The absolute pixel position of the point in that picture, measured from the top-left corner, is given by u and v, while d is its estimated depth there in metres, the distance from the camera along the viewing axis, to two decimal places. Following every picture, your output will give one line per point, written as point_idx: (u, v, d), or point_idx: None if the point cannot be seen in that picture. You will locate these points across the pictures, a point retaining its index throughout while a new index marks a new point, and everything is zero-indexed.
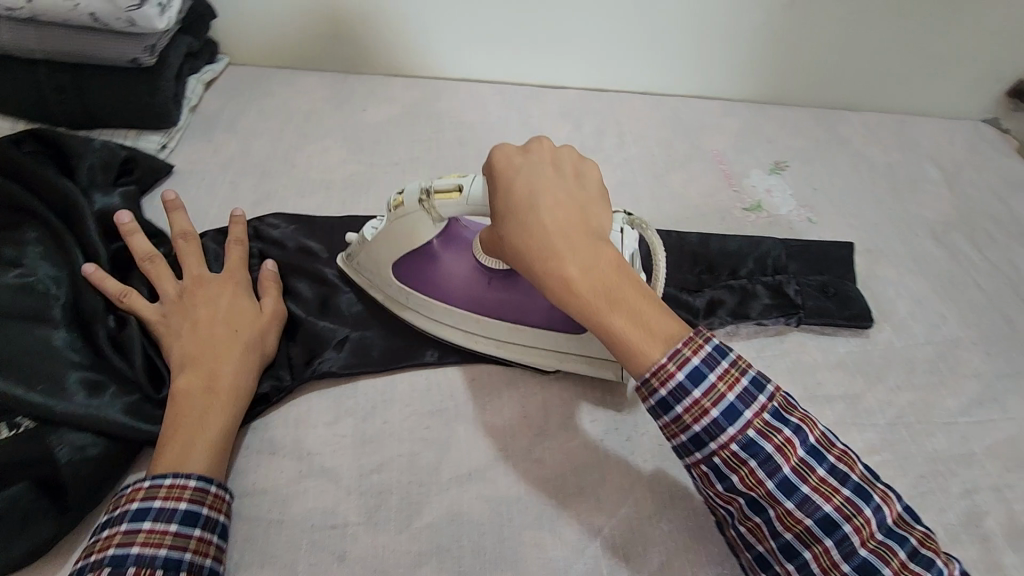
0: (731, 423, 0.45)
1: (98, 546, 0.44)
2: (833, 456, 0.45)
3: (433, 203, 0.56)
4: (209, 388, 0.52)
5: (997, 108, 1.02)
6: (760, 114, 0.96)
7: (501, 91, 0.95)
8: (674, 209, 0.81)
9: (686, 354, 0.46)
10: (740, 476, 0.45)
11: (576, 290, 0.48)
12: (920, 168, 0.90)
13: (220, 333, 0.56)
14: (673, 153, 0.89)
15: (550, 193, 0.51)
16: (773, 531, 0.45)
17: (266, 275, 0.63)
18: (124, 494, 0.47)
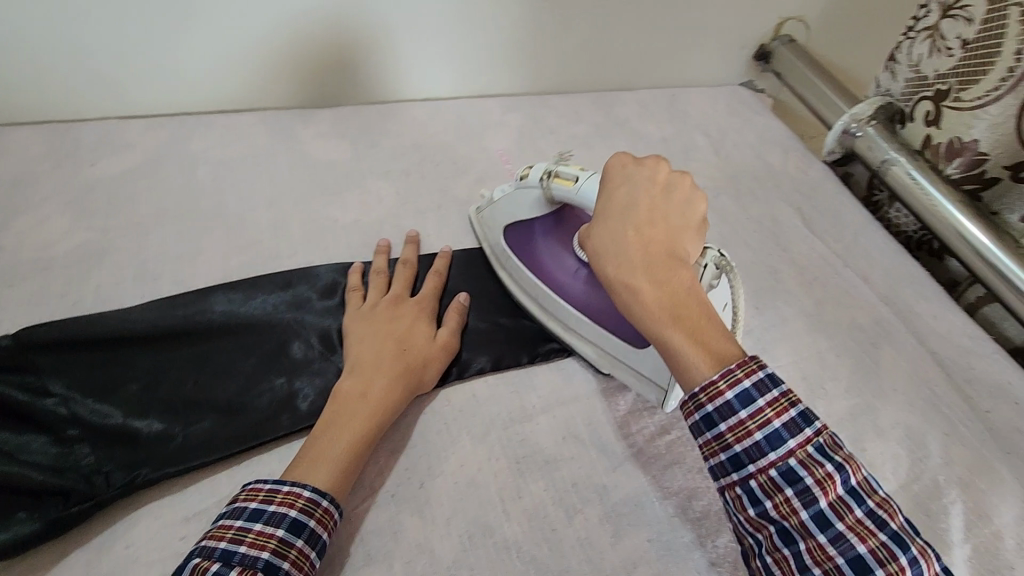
0: (772, 448, 0.43)
1: (249, 540, 0.44)
2: (876, 502, 0.42)
3: (551, 183, 0.63)
4: (364, 401, 0.53)
5: (748, 71, 1.11)
6: (541, 104, 0.97)
7: (264, 118, 0.86)
8: (459, 220, 0.78)
9: (738, 375, 0.44)
10: (774, 502, 0.43)
11: (641, 300, 0.48)
12: (690, 139, 0.96)
13: (392, 349, 0.57)
14: (457, 157, 0.86)
15: (649, 207, 0.54)
16: (801, 566, 0.42)
17: (456, 306, 0.64)
18: (281, 493, 0.46)
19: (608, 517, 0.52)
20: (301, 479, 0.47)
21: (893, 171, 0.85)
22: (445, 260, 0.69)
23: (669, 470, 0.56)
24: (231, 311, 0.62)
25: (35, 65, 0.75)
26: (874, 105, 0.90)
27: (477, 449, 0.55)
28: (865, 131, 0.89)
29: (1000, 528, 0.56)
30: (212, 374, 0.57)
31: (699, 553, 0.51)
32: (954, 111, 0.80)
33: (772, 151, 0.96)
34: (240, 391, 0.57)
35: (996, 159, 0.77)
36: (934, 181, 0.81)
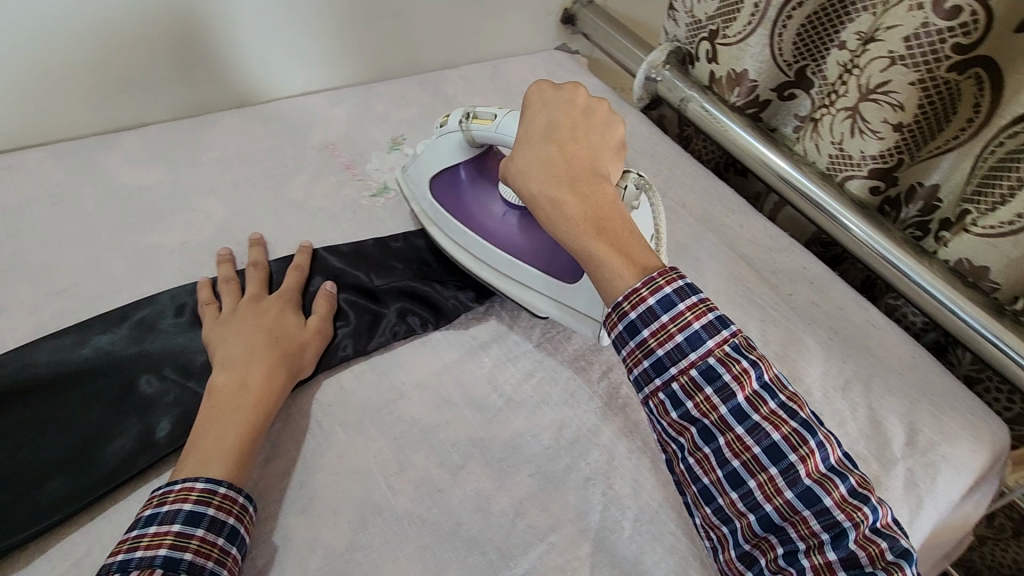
0: (693, 349, 0.48)
1: (146, 542, 0.44)
2: (786, 396, 0.48)
3: (470, 125, 0.65)
4: (243, 393, 0.53)
5: (559, 35, 1.19)
6: (365, 93, 0.96)
7: (55, 152, 0.77)
8: (297, 220, 0.75)
9: (660, 283, 0.49)
10: (696, 402, 0.48)
11: (568, 215, 0.53)
12: (516, 106, 1.01)
13: (264, 340, 0.57)
14: (286, 159, 0.83)
15: (569, 127, 0.58)
16: (720, 460, 0.48)
17: (324, 294, 0.64)
18: (173, 492, 0.47)
19: (490, 465, 0.56)
20: (193, 474, 0.48)
21: (690, 106, 0.96)
22: (305, 254, 0.68)
23: (539, 409, 0.60)
24: (60, 360, 0.56)
25: None
26: (665, 50, 1.01)
27: (351, 440, 0.56)
28: (662, 75, 1.00)
29: (809, 385, 0.67)
30: (49, 434, 0.52)
31: (576, 473, 0.56)
32: (725, 47, 0.91)
33: None
34: (84, 442, 0.52)
35: (764, 84, 0.90)
36: (723, 110, 0.93)
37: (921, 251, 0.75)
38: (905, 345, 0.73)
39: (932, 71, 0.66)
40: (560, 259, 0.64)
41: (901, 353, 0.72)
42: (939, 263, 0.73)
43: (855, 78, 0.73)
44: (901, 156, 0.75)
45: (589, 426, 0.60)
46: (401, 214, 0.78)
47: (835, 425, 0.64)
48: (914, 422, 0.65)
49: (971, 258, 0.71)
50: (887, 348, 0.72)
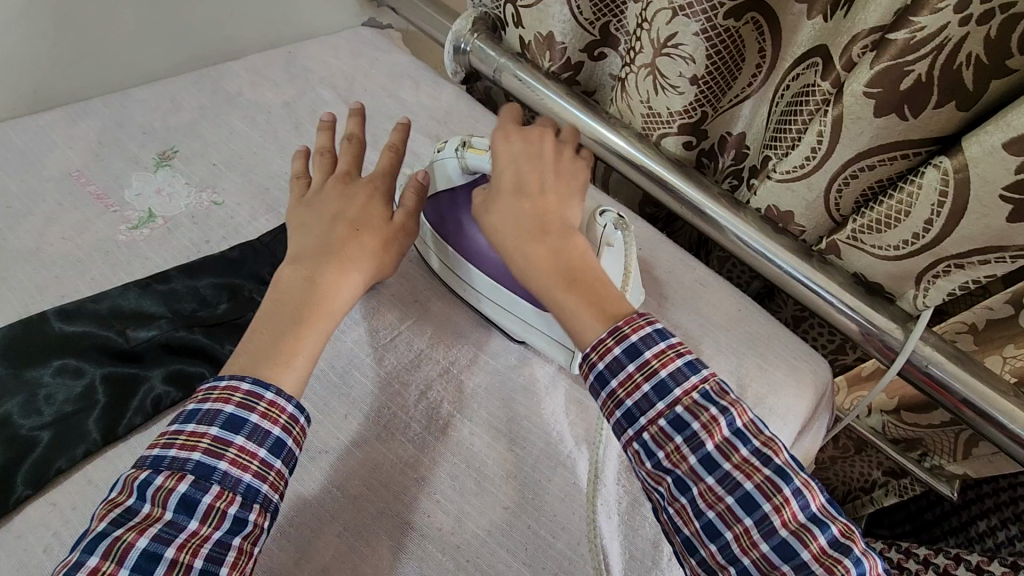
0: (661, 399, 0.44)
1: (182, 441, 0.42)
2: (761, 441, 0.43)
3: (465, 153, 0.60)
4: (312, 290, 0.51)
5: (363, 9, 1.07)
6: (122, 102, 0.80)
7: None
8: (29, 275, 0.61)
9: (625, 332, 0.46)
10: (667, 453, 0.44)
11: (537, 268, 0.51)
12: (316, 95, 0.89)
13: (346, 233, 0.55)
14: (16, 200, 0.67)
15: (539, 178, 0.56)
16: (696, 512, 0.43)
17: (415, 184, 0.60)
18: (219, 387, 0.44)
19: (288, 535, 0.49)
20: (241, 371, 0.46)
21: (505, 76, 0.90)
22: (401, 131, 0.63)
23: (347, 453, 0.53)
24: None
25: None
26: (471, 19, 0.92)
27: None
28: (472, 44, 0.92)
29: None
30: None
31: (388, 516, 0.50)
32: (528, 10, 0.84)
33: (403, 86, 0.94)
34: None
35: (572, 45, 0.85)
36: (537, 78, 0.87)
37: (736, 203, 0.74)
38: (732, 299, 0.72)
39: (711, 19, 0.63)
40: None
41: (729, 308, 0.71)
42: (751, 212, 0.72)
43: (647, 33, 0.69)
44: (704, 109, 0.73)
45: (405, 460, 0.53)
46: (170, 247, 0.66)
47: None
48: (743, 378, 0.65)
49: (776, 205, 0.70)
50: (717, 305, 0.71)
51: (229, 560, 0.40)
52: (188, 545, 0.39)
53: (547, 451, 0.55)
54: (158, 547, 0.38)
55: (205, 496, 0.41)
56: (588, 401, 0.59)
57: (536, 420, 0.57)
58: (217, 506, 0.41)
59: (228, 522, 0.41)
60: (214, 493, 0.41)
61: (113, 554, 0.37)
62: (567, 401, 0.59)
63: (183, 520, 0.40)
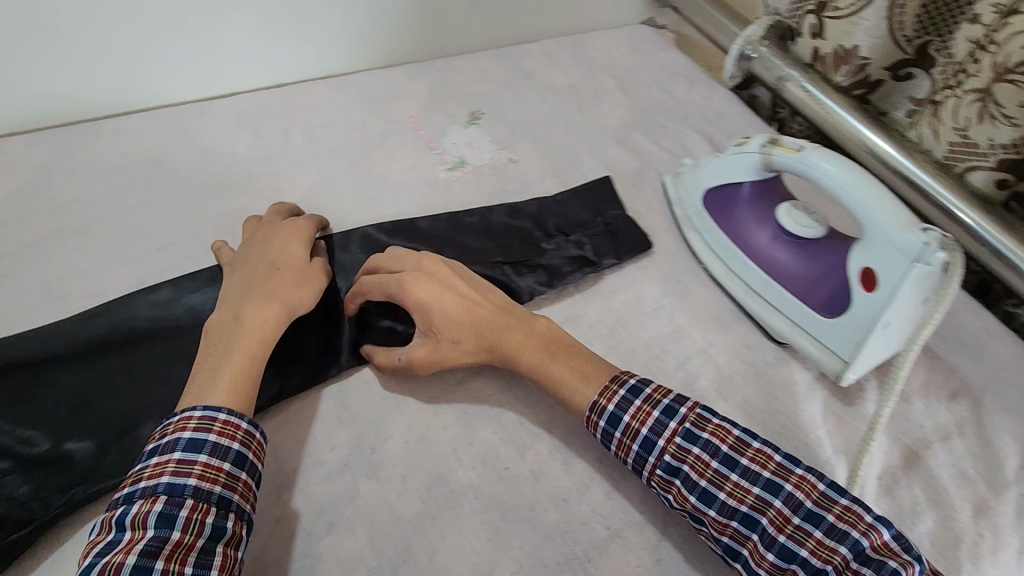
0: (651, 452, 0.50)
1: (148, 473, 0.44)
2: (746, 460, 0.48)
3: (772, 150, 0.62)
4: (240, 325, 0.52)
5: (647, 8, 1.14)
6: (445, 67, 0.95)
7: (155, 117, 0.82)
8: (374, 192, 0.77)
9: (602, 403, 0.52)
10: (674, 495, 0.49)
11: (522, 357, 0.56)
12: (598, 81, 0.97)
13: (266, 273, 0.57)
14: (367, 134, 0.84)
15: (456, 290, 0.58)
16: (713, 539, 0.48)
17: (296, 235, 0.61)
18: (172, 423, 0.46)
19: (558, 448, 0.55)
20: (193, 401, 0.48)
21: (788, 86, 0.90)
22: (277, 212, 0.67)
23: None
24: (157, 314, 0.61)
25: None
26: (765, 25, 0.93)
27: (423, 408, 0.56)
28: (759, 51, 0.92)
29: (909, 394, 0.61)
30: (133, 391, 0.57)
31: None
32: (834, 21, 0.83)
33: (677, 83, 0.99)
34: (171, 398, 0.57)
35: (876, 62, 0.82)
36: (826, 92, 0.86)
37: None
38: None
39: None
40: (821, 293, 0.61)
41: (1019, 368, 0.64)
42: None
43: (990, 56, 0.66)
44: None
45: None
46: (476, 190, 0.78)
47: (938, 439, 0.58)
48: None
49: None
50: (1005, 361, 0.64)
51: (217, 563, 0.43)
52: (176, 553, 0.42)
53: (804, 451, 0.55)
54: (148, 561, 0.41)
55: (182, 509, 0.43)
56: (849, 416, 0.58)
57: (793, 419, 0.57)
58: (194, 517, 0.43)
59: (209, 529, 0.43)
60: (190, 506, 0.43)
61: (107, 575, 0.40)
62: (825, 410, 0.59)
63: (165, 533, 0.42)
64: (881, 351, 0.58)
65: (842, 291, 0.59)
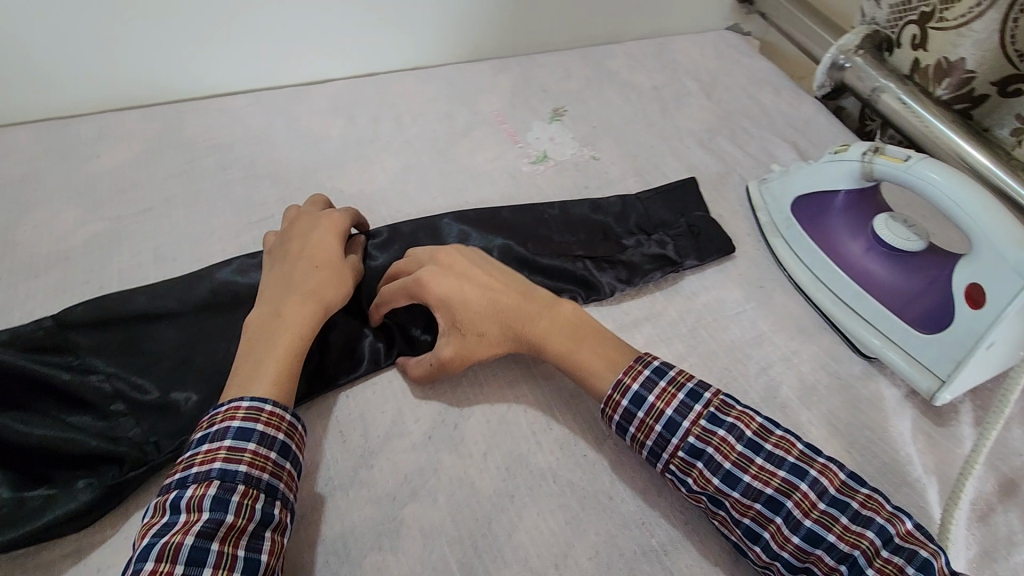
0: (674, 434, 0.49)
1: (200, 460, 0.44)
2: (773, 444, 0.47)
3: (874, 159, 0.61)
4: (278, 322, 0.52)
5: (733, 14, 1.13)
6: (530, 64, 0.97)
7: (259, 99, 0.87)
8: (459, 180, 0.79)
9: (626, 382, 0.51)
10: (694, 477, 0.48)
11: (548, 345, 0.54)
12: (682, 84, 0.97)
13: (303, 269, 0.56)
14: (454, 124, 0.86)
15: (480, 285, 0.56)
16: (733, 522, 0.47)
17: (331, 228, 0.60)
18: (221, 411, 0.47)
19: None
20: (239, 393, 0.48)
21: (883, 98, 0.87)
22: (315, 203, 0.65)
23: None
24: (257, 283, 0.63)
25: (43, 71, 0.76)
26: (861, 34, 0.90)
27: (505, 391, 0.57)
28: (852, 61, 0.90)
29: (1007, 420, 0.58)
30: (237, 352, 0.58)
31: None
32: (938, 32, 0.81)
33: (763, 91, 0.97)
34: None
35: (983, 75, 0.79)
36: (924, 105, 0.83)
37: None
38: None
39: None
40: (917, 307, 0.59)
41: None
42: None
43: None
44: None
45: None
46: (558, 185, 0.79)
47: None
48: None
49: None
50: None
51: (265, 547, 0.43)
52: (230, 536, 0.42)
53: (892, 468, 0.54)
54: (203, 543, 0.41)
55: (233, 495, 0.43)
56: (940, 437, 0.56)
57: (881, 435, 0.56)
58: (246, 502, 0.44)
59: (259, 515, 0.44)
60: (240, 492, 0.44)
61: (165, 556, 0.40)
62: (915, 428, 0.57)
63: (219, 516, 0.42)
64: (979, 372, 0.56)
65: (943, 307, 0.57)
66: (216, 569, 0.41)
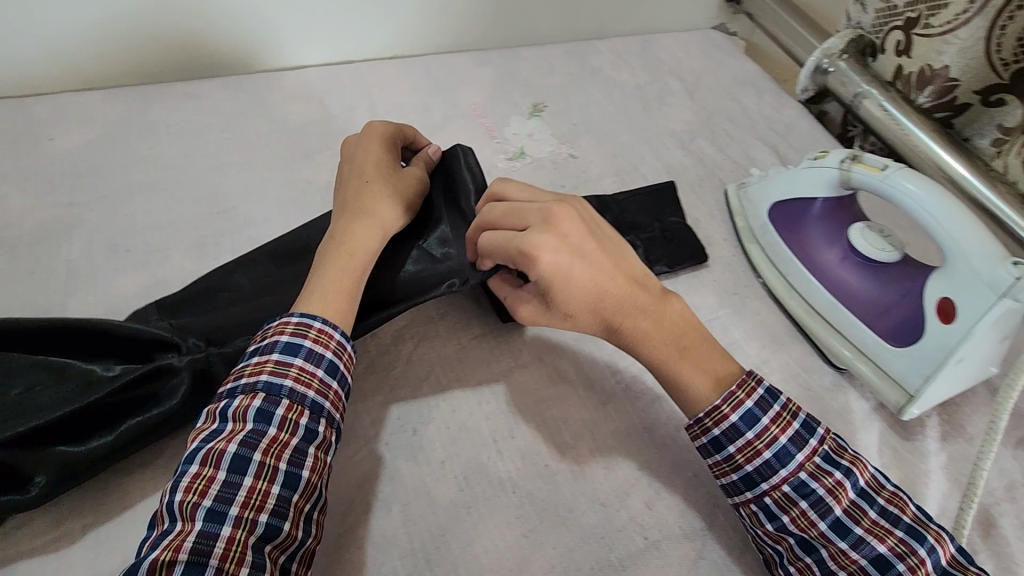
0: (784, 465, 0.47)
1: (248, 372, 0.46)
2: (886, 499, 0.46)
3: (852, 167, 0.60)
4: (337, 244, 0.53)
5: (721, 13, 1.12)
6: (512, 57, 0.95)
7: (229, 83, 0.83)
8: None
9: (740, 398, 0.48)
10: (792, 516, 0.46)
11: (646, 343, 0.51)
12: (665, 83, 0.95)
13: (354, 186, 0.56)
14: (430, 116, 0.84)
15: (597, 264, 0.50)
16: (826, 571, 0.45)
17: (379, 143, 0.59)
18: (272, 326, 0.48)
19: (600, 449, 0.54)
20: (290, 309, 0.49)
21: (865, 104, 0.86)
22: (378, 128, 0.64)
23: (659, 402, 0.57)
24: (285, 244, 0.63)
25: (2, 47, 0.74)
26: (845, 39, 0.89)
27: (467, 397, 0.56)
28: (836, 66, 0.89)
29: (975, 436, 0.57)
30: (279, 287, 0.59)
31: (688, 473, 0.53)
32: (924, 39, 0.80)
33: (746, 92, 0.96)
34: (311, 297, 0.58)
35: (967, 84, 0.78)
36: (905, 113, 0.82)
37: None
38: None
39: None
40: (889, 320, 0.58)
41: None
42: None
43: None
44: None
45: None
46: (533, 183, 0.77)
47: (1002, 489, 0.55)
48: None
49: None
50: None
51: (308, 463, 0.44)
52: (271, 449, 0.43)
53: None
54: (246, 452, 0.43)
55: (277, 409, 0.45)
56: (906, 452, 0.56)
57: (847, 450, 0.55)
58: (290, 416, 0.45)
59: (302, 431, 0.45)
60: (285, 407, 0.45)
61: (210, 461, 0.42)
62: (881, 442, 0.56)
63: (262, 428, 0.44)
64: (948, 387, 0.55)
65: (914, 321, 0.56)
66: (257, 479, 0.42)
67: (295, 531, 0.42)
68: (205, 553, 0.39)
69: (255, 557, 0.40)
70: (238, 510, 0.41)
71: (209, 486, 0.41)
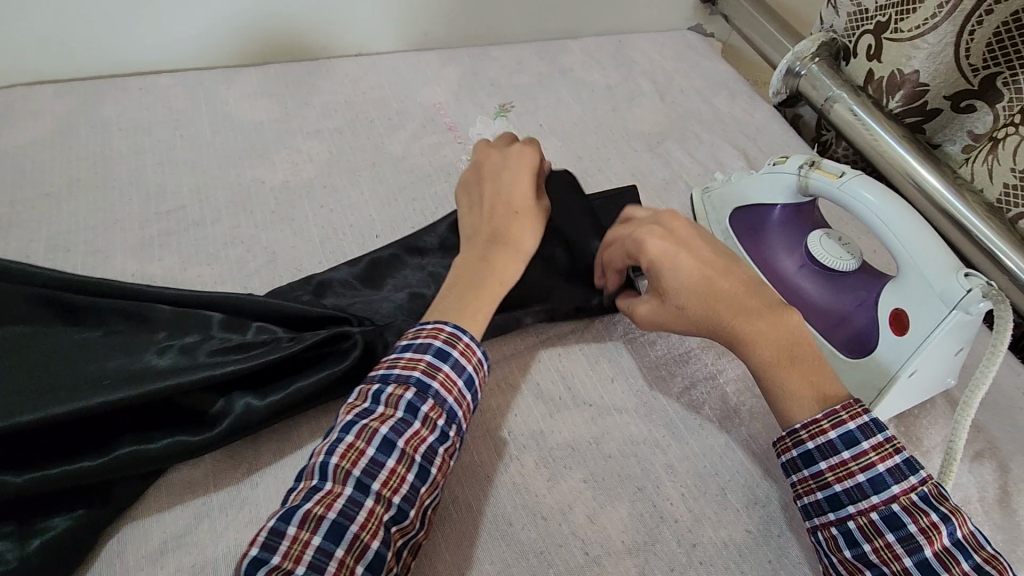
0: (876, 492, 0.44)
1: (402, 363, 0.46)
2: (984, 557, 0.41)
3: (810, 174, 0.59)
4: (485, 267, 0.52)
5: (697, 13, 1.11)
6: (480, 55, 0.93)
7: (185, 79, 0.81)
8: (392, 174, 0.75)
9: (843, 417, 0.45)
10: (875, 547, 0.43)
11: (757, 347, 0.48)
12: (636, 84, 0.94)
13: (502, 210, 0.55)
14: (392, 115, 0.82)
15: (730, 273, 0.50)
16: None
17: (530, 166, 0.57)
18: (425, 329, 0.48)
19: (545, 461, 0.52)
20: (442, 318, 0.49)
21: (836, 108, 0.84)
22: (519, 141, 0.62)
23: (610, 413, 0.56)
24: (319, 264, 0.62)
25: None
26: (818, 42, 0.88)
27: None
28: (807, 68, 0.88)
29: (932, 448, 0.56)
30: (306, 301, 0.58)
31: (633, 486, 0.52)
32: (894, 43, 0.78)
33: (718, 94, 0.95)
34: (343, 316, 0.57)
35: (937, 89, 0.77)
36: (875, 118, 0.80)
37: None
38: None
39: None
40: (845, 330, 0.57)
41: None
42: None
43: None
44: None
45: (657, 440, 0.55)
46: None
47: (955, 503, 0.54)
48: None
49: None
50: None
51: (436, 462, 0.45)
52: (411, 440, 0.44)
53: None
54: (393, 438, 0.43)
55: (423, 406, 0.45)
56: None
57: None
58: (432, 416, 0.45)
59: (439, 432, 0.45)
60: (429, 406, 0.45)
61: (363, 435, 0.43)
62: None
63: (409, 421, 0.44)
64: (903, 399, 0.54)
65: (870, 332, 0.55)
66: (397, 464, 0.43)
67: (416, 521, 0.43)
68: (348, 518, 0.40)
69: (385, 533, 0.41)
70: (378, 487, 0.42)
71: (359, 457, 0.42)
